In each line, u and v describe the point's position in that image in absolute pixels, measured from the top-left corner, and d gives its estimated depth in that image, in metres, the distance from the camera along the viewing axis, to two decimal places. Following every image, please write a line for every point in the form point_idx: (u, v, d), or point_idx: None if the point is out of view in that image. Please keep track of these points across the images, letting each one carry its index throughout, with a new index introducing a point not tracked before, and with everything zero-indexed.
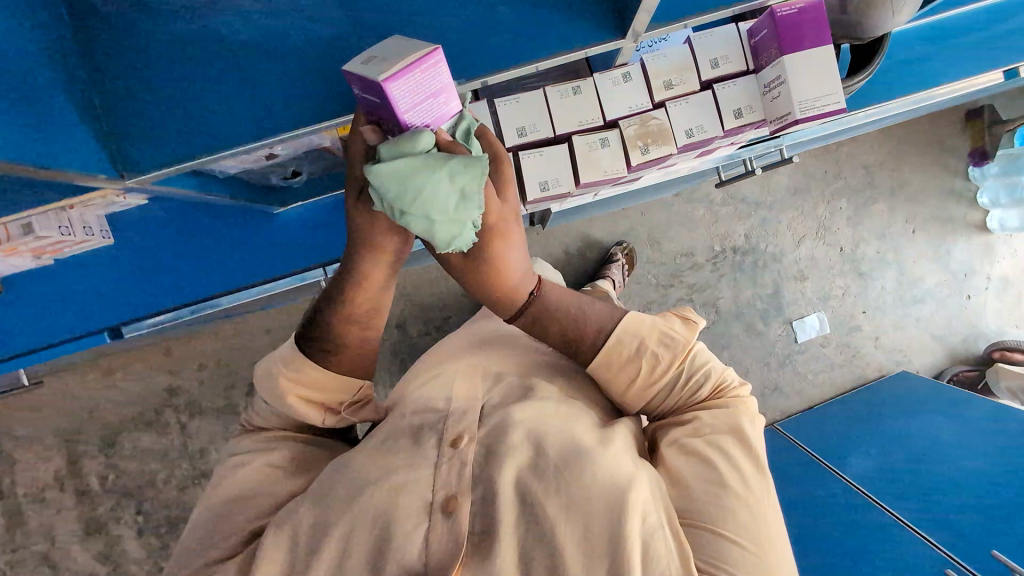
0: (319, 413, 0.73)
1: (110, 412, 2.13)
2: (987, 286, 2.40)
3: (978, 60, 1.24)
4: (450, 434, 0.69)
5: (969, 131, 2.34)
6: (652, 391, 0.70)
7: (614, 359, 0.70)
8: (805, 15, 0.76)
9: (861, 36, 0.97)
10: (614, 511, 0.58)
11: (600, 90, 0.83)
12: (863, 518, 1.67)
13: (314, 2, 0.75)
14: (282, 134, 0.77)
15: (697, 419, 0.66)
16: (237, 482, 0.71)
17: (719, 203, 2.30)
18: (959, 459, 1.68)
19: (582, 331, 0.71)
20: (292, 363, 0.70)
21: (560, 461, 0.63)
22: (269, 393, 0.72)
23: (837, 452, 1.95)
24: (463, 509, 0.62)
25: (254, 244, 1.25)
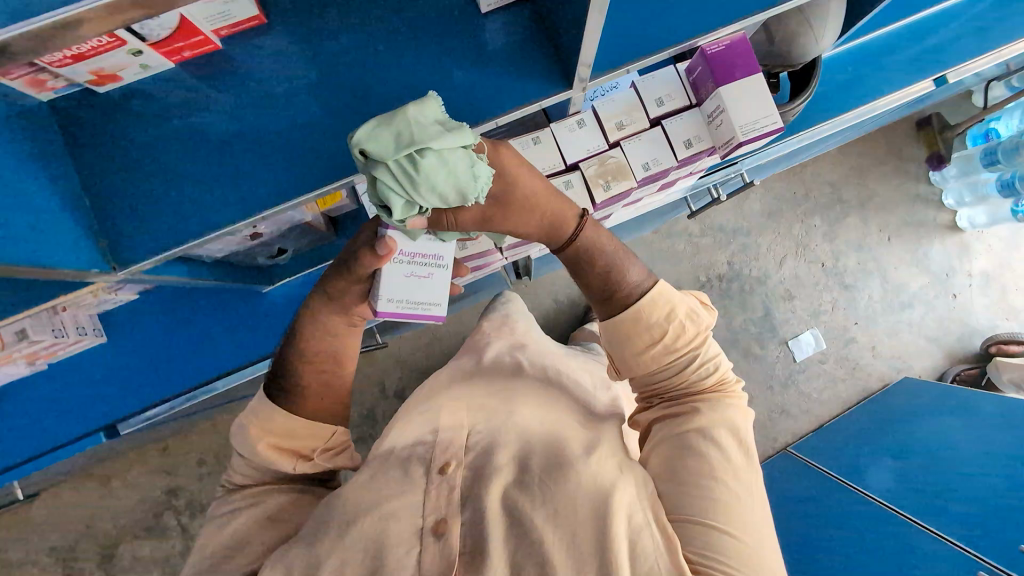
0: (291, 460, 0.73)
1: (110, 521, 2.08)
2: (970, 283, 2.44)
3: (909, 74, 1.33)
4: (438, 463, 0.70)
5: (923, 139, 2.44)
6: (668, 359, 0.71)
7: (644, 318, 0.70)
8: (732, 50, 0.84)
9: (793, 62, 1.04)
10: (599, 517, 0.61)
11: (558, 138, 0.88)
12: (889, 528, 1.62)
13: (273, 80, 0.79)
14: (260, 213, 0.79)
15: (698, 412, 0.69)
16: (222, 540, 0.70)
17: (697, 235, 2.36)
18: (976, 459, 1.66)
19: (620, 282, 0.71)
20: (261, 413, 0.74)
21: (542, 472, 0.67)
22: (241, 447, 0.74)
23: (854, 468, 1.93)
24: (453, 530, 0.62)
25: (242, 326, 1.26)
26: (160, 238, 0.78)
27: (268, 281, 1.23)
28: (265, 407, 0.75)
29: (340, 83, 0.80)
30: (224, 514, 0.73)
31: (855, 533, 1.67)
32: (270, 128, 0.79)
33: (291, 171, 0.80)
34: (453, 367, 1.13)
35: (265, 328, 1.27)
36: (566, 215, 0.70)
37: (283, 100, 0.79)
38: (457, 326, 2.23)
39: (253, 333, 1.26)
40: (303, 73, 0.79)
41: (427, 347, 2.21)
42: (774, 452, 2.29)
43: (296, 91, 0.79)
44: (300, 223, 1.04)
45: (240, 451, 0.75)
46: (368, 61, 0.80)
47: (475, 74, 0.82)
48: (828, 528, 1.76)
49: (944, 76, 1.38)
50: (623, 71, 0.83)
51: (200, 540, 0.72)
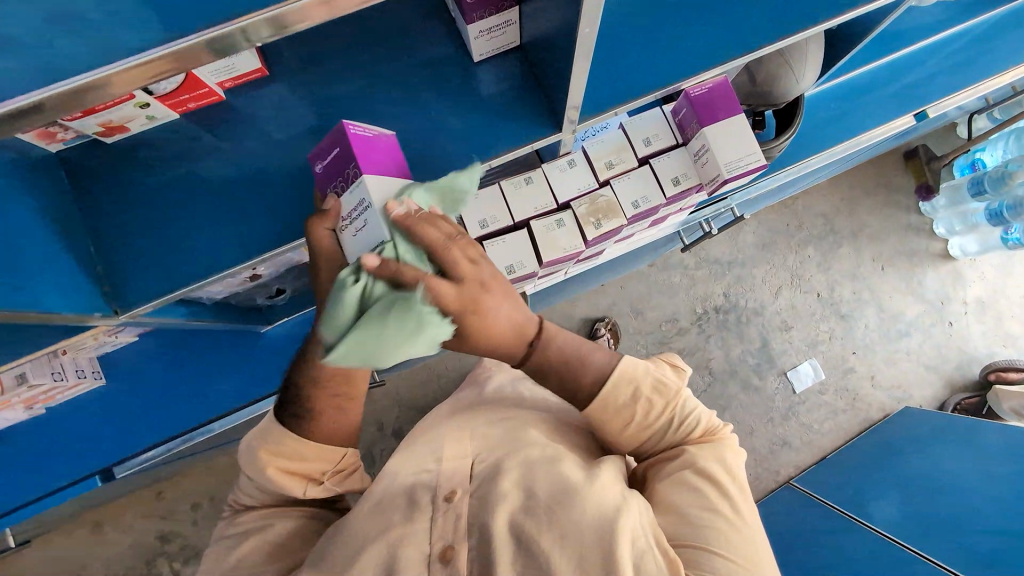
0: (301, 484, 0.76)
1: (101, 569, 2.04)
2: (965, 310, 2.45)
3: (891, 109, 1.38)
4: (443, 491, 0.73)
5: (911, 170, 2.50)
6: (645, 433, 0.72)
7: (611, 404, 0.70)
8: (715, 92, 0.87)
9: (777, 101, 1.08)
10: (604, 539, 0.60)
11: (550, 178, 0.91)
12: (891, 561, 1.60)
13: (276, 126, 0.83)
14: (260, 255, 0.81)
15: (682, 455, 0.70)
16: (231, 563, 0.73)
17: (692, 267, 2.39)
18: (982, 490, 1.64)
19: (583, 378, 0.69)
20: (272, 437, 0.75)
21: (550, 499, 0.65)
22: (251, 469, 0.76)
23: (859, 499, 1.91)
24: (460, 555, 0.65)
25: (242, 366, 1.28)
26: (164, 279, 0.80)
27: (266, 321, 1.25)
28: (275, 431, 0.75)
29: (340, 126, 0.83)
30: (233, 536, 0.77)
31: (860, 565, 1.64)
32: (273, 172, 0.82)
33: (290, 214, 0.82)
34: (454, 399, 1.14)
35: (264, 368, 1.29)
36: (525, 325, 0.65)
37: (285, 146, 0.83)
38: (456, 362, 2.23)
39: (252, 373, 1.28)
40: (304, 118, 0.83)
41: (426, 383, 2.21)
42: (777, 486, 2.25)
43: (298, 136, 0.82)
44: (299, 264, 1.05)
45: (249, 471, 0.76)
46: (367, 104, 0.83)
47: (468, 118, 0.86)
48: (834, 561, 1.72)
49: (923, 111, 1.42)
50: (613, 113, 0.85)
51: (210, 558, 0.76)
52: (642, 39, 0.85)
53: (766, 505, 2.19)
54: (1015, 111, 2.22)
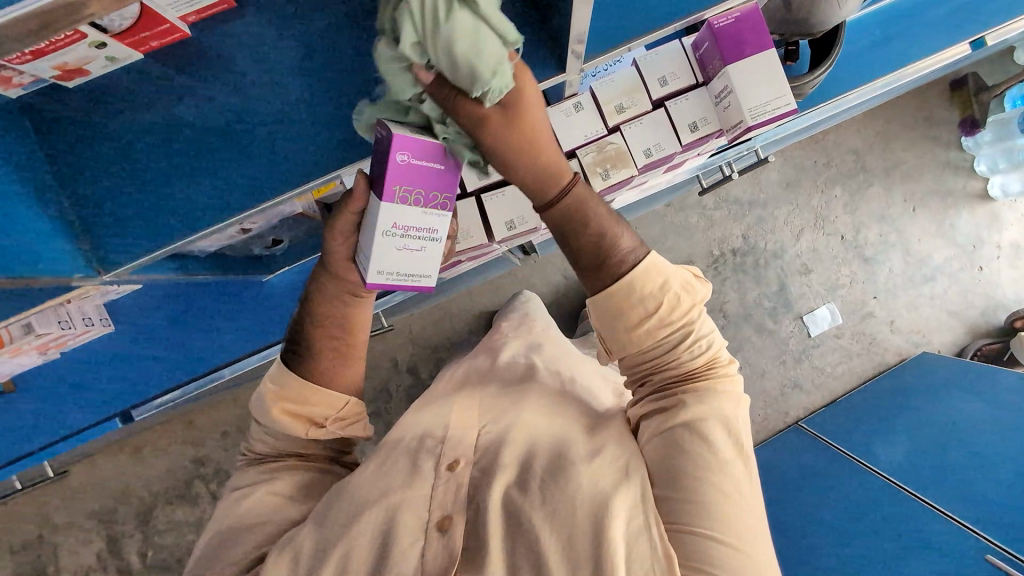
0: (304, 426, 0.76)
1: (142, 490, 2.18)
2: (998, 255, 2.33)
3: (943, 35, 1.23)
4: (446, 459, 0.75)
5: (957, 101, 2.30)
6: (662, 333, 0.70)
7: (638, 286, 0.67)
8: (743, 23, 0.76)
9: (811, 31, 0.96)
10: (600, 516, 0.65)
11: (553, 123, 0.82)
12: (892, 507, 1.64)
13: (251, 70, 0.75)
14: (246, 211, 0.81)
15: (685, 403, 0.69)
16: (239, 512, 0.75)
17: (711, 207, 2.29)
18: (994, 445, 1.63)
19: (613, 247, 0.67)
20: (277, 378, 0.77)
21: (544, 474, 0.70)
22: (258, 407, 0.78)
23: (864, 444, 1.93)
24: (457, 525, 0.69)
25: (248, 313, 1.26)
26: (160, 231, 0.80)
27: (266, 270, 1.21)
28: (282, 373, 0.77)
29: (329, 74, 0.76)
30: (244, 487, 0.78)
31: (871, 514, 1.67)
32: (260, 125, 0.77)
33: (281, 170, 0.81)
34: (464, 366, 1.16)
35: (270, 316, 1.27)
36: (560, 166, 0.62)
37: (263, 92, 0.76)
38: (467, 303, 2.22)
39: (256, 322, 1.27)
40: (280, 61, 0.75)
41: (437, 323, 2.22)
42: (785, 426, 2.27)
43: (278, 84, 0.76)
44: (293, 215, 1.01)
45: (256, 412, 0.79)
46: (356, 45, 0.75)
47: None
48: (841, 507, 1.76)
49: (982, 39, 1.27)
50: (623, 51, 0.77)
51: (222, 502, 0.78)
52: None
53: (771, 444, 2.21)
54: None
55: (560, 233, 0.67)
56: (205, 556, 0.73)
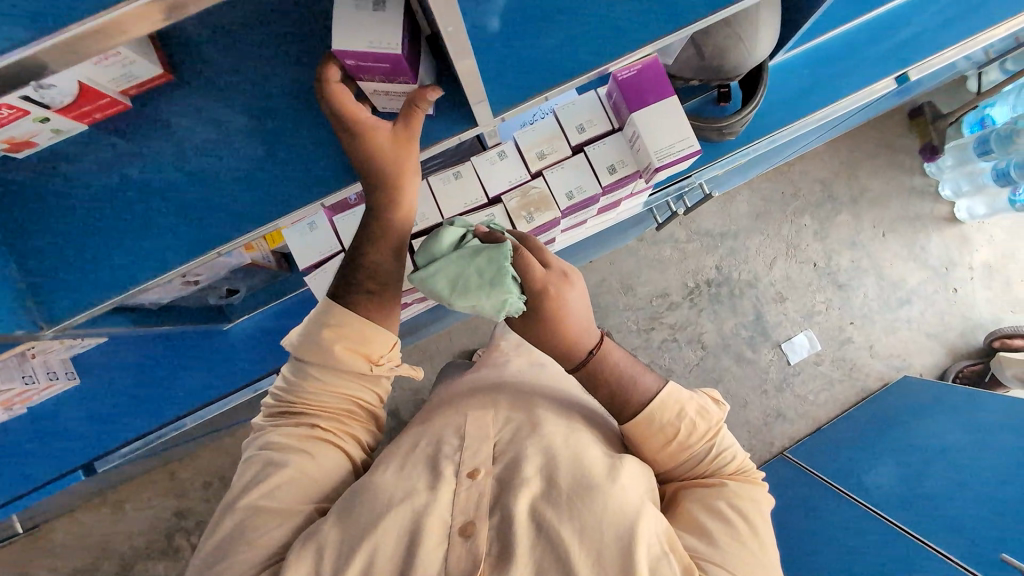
0: (363, 364, 0.86)
1: (124, 544, 2.16)
2: (971, 276, 2.35)
3: (869, 73, 1.28)
4: (467, 467, 0.88)
5: (916, 129, 2.36)
6: (691, 440, 0.88)
7: (657, 419, 0.86)
8: (642, 74, 0.83)
9: (728, 75, 1.02)
10: (621, 538, 0.78)
11: (479, 170, 0.88)
12: (872, 539, 1.64)
13: (210, 132, 0.80)
14: (185, 263, 0.86)
15: (724, 485, 0.85)
16: (277, 482, 0.82)
17: (684, 240, 2.34)
18: (978, 466, 1.61)
19: (629, 398, 0.86)
20: (336, 311, 0.85)
21: (571, 491, 0.82)
22: (309, 347, 0.86)
23: (850, 472, 1.91)
24: (480, 531, 0.81)
25: (208, 359, 1.28)
26: (107, 284, 0.85)
27: (226, 319, 1.25)
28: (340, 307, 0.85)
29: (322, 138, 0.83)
30: (280, 446, 0.85)
31: (858, 546, 1.66)
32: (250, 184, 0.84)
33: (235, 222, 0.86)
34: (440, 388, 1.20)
35: (231, 362, 1.30)
36: (586, 338, 0.81)
37: (223, 148, 0.81)
38: (446, 343, 2.25)
39: (214, 366, 1.29)
40: (236, 120, 0.80)
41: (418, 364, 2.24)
42: (770, 456, 2.26)
43: (244, 142, 0.82)
44: (242, 265, 1.06)
45: (307, 353, 0.87)
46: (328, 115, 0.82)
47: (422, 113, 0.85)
48: (833, 537, 1.75)
49: (906, 73, 1.32)
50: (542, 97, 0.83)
51: (252, 467, 0.85)
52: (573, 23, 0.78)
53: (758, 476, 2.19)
54: None
55: (589, 386, 0.87)
56: (232, 532, 0.80)
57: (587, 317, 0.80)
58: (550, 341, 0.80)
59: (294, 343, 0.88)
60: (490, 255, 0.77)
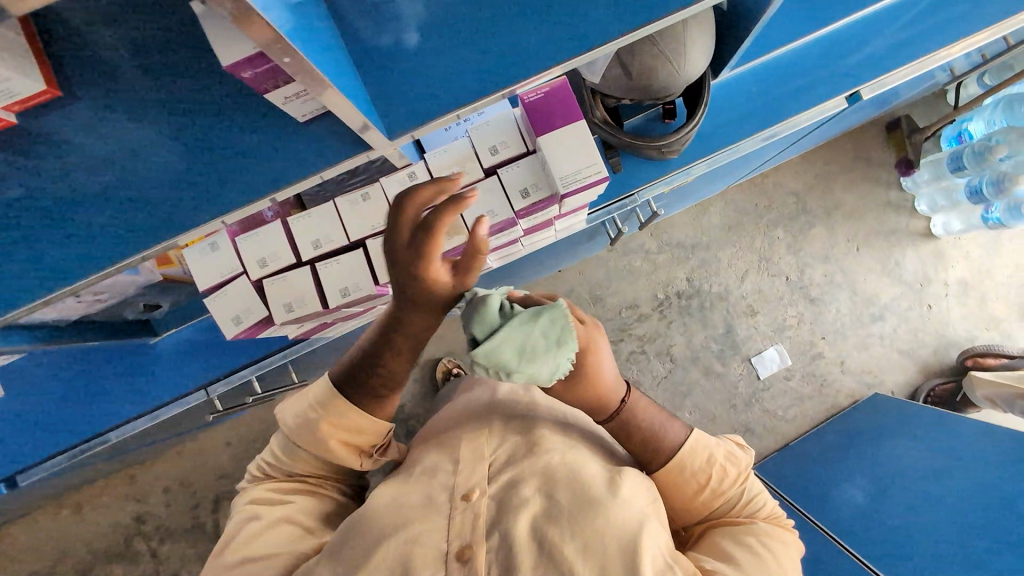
0: (356, 455, 0.87)
1: (82, 548, 2.15)
2: (946, 292, 2.31)
3: (816, 92, 1.26)
4: (462, 489, 0.82)
5: (893, 142, 2.32)
6: (719, 479, 0.87)
7: (687, 463, 0.87)
8: (552, 98, 0.83)
9: (658, 96, 1.00)
10: (627, 555, 0.73)
11: (388, 193, 0.86)
12: (831, 562, 1.61)
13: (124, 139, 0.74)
14: (74, 284, 0.81)
15: (755, 523, 0.83)
16: (262, 540, 0.83)
17: (654, 251, 2.31)
18: (947, 489, 1.58)
19: (661, 446, 0.87)
20: (336, 406, 0.83)
21: (571, 508, 0.77)
22: (305, 435, 0.86)
23: (818, 492, 1.88)
24: (478, 556, 0.75)
25: (135, 375, 1.27)
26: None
27: (150, 332, 1.23)
28: (343, 406, 0.83)
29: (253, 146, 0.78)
30: (264, 503, 0.87)
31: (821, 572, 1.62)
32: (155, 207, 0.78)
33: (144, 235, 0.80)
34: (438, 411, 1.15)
35: (157, 379, 1.28)
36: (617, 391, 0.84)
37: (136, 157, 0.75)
38: None
39: (138, 384, 1.27)
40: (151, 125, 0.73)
41: None
42: None
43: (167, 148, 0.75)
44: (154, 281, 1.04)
45: (304, 438, 0.86)
46: (236, 130, 0.76)
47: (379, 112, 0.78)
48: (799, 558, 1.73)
49: (858, 92, 1.29)
50: (455, 116, 0.80)
51: (235, 519, 0.87)
52: (468, 48, 0.78)
53: None
54: (1007, 75, 2.02)
55: (617, 434, 0.87)
56: None
57: (619, 378, 0.84)
58: (580, 401, 0.82)
59: (286, 425, 0.88)
60: (551, 313, 0.73)
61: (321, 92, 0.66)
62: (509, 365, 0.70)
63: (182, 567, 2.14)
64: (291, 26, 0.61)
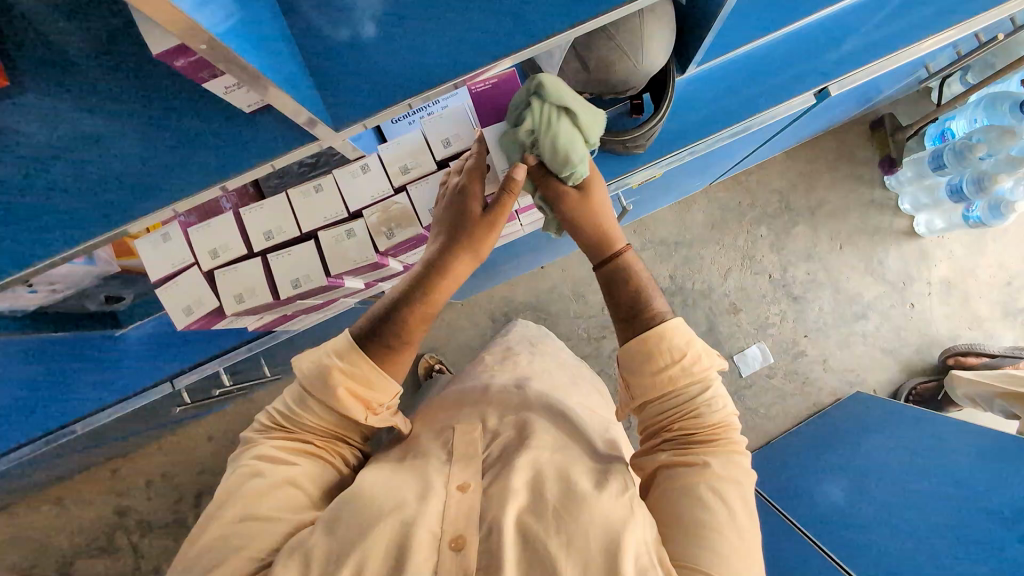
0: (361, 410, 0.82)
1: (64, 542, 2.16)
2: (929, 291, 2.31)
3: (779, 90, 1.25)
4: (457, 480, 0.80)
5: (876, 141, 2.33)
6: (682, 382, 0.81)
7: (659, 339, 0.81)
8: (499, 88, 0.85)
9: (618, 90, 1.00)
10: (611, 551, 0.68)
11: (341, 184, 0.86)
12: (813, 562, 1.60)
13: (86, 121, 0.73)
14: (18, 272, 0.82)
15: (708, 465, 0.76)
16: (262, 502, 0.75)
17: (637, 248, 2.31)
18: (929, 487, 1.57)
19: (646, 310, 0.84)
20: (349, 355, 0.80)
21: (558, 504, 0.74)
22: (315, 378, 0.80)
23: (799, 489, 1.88)
24: (471, 546, 0.71)
25: (101, 368, 1.31)
26: None
27: (115, 325, 1.29)
28: (359, 356, 0.80)
29: (222, 131, 0.77)
30: (264, 461, 0.80)
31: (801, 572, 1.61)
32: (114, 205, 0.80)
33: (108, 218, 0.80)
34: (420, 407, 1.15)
35: (125, 372, 1.33)
36: (615, 235, 0.87)
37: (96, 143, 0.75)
38: None
39: (105, 378, 1.32)
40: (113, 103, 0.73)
41: None
42: None
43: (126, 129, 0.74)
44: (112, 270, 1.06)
45: (313, 387, 0.81)
46: (199, 112, 0.75)
47: (346, 96, 0.77)
48: (781, 553, 1.73)
49: (826, 89, 1.28)
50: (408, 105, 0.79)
51: (233, 476, 0.79)
52: (434, 30, 0.76)
53: None
54: (988, 73, 2.01)
55: (606, 286, 0.87)
56: (208, 547, 0.72)
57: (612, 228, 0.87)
58: (584, 228, 0.86)
59: (302, 372, 0.81)
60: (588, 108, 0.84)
61: (267, 89, 0.66)
62: (565, 98, 0.78)
63: (164, 561, 2.14)
64: (233, 25, 0.62)
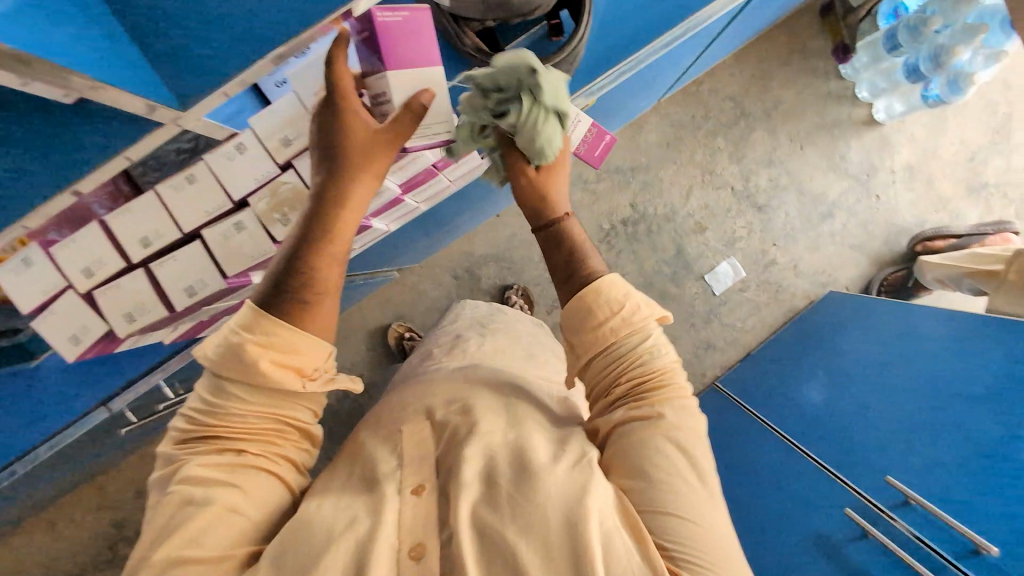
0: (295, 378, 0.72)
1: (66, 561, 2.14)
2: (893, 180, 2.26)
3: None
4: (409, 484, 0.74)
5: (827, 29, 2.22)
6: (622, 334, 0.76)
7: (593, 296, 0.76)
8: (408, 24, 0.75)
9: (525, 10, 0.87)
10: (573, 523, 0.63)
11: (215, 168, 0.77)
12: (803, 470, 1.62)
13: None
14: None
15: (662, 416, 0.71)
16: (207, 540, 0.66)
17: (593, 181, 2.21)
18: (899, 376, 1.57)
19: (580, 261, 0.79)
20: (257, 326, 0.71)
21: (512, 487, 0.68)
22: (229, 360, 0.71)
23: (780, 396, 1.89)
24: (432, 553, 0.66)
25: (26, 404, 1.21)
26: None
27: (29, 357, 1.12)
28: (268, 319, 0.71)
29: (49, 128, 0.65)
30: (195, 486, 0.69)
31: (788, 477, 1.65)
32: None
33: None
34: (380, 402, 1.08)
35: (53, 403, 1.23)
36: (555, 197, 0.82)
37: None
38: (359, 320, 2.15)
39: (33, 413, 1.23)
40: None
41: (345, 341, 2.15)
42: (702, 389, 2.24)
43: None
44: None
45: (227, 370, 0.71)
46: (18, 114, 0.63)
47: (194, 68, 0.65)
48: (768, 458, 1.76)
49: None
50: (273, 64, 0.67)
51: (164, 511, 0.69)
52: None
53: None
54: None
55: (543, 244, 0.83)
56: None
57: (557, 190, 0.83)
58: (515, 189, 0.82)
59: (211, 358, 0.71)
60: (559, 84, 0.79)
61: (72, 78, 0.57)
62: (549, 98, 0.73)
63: None
64: None
